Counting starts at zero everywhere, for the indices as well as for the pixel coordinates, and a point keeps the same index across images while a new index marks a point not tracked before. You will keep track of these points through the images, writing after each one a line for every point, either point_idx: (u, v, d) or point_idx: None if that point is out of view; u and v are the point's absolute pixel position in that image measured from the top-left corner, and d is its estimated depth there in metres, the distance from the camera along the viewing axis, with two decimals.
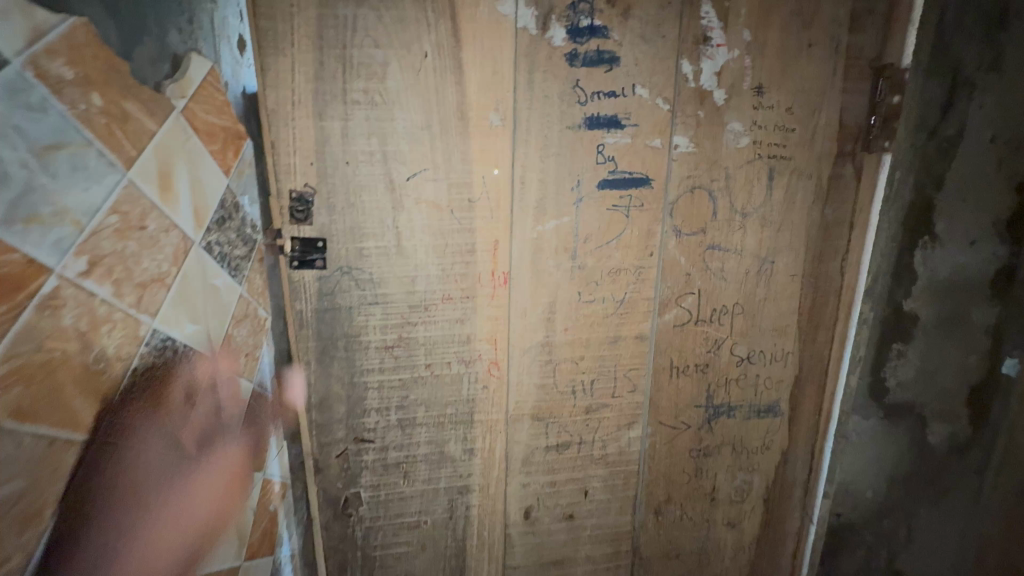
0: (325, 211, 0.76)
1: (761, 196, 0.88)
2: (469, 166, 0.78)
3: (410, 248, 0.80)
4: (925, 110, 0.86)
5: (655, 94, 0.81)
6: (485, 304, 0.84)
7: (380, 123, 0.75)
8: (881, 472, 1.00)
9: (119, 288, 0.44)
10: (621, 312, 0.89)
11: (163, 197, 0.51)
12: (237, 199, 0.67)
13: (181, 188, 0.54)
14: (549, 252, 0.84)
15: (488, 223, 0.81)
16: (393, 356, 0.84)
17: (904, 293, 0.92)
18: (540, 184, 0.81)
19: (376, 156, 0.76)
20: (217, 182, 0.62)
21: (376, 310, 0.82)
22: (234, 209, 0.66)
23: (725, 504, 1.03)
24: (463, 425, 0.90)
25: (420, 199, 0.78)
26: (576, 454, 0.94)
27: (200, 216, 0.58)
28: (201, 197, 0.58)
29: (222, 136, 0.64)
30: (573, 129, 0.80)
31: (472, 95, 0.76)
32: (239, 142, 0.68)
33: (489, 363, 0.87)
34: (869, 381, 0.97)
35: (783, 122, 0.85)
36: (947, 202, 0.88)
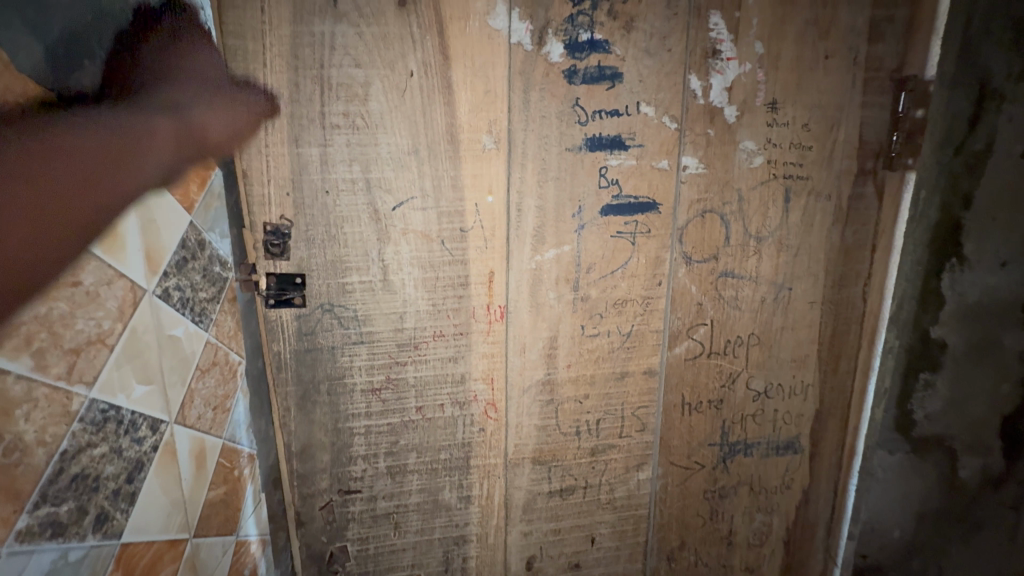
0: (303, 245, 0.70)
1: (777, 218, 0.81)
2: (460, 193, 0.72)
3: (397, 282, 0.73)
4: (949, 125, 0.78)
5: (662, 112, 0.75)
6: (481, 340, 0.78)
7: (362, 149, 0.68)
8: (906, 510, 0.91)
9: (42, 359, 0.41)
10: (627, 346, 0.82)
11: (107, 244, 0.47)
12: (204, 236, 0.62)
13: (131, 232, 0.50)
14: (549, 283, 0.77)
15: (482, 252, 0.75)
16: (381, 399, 0.77)
17: (931, 319, 0.83)
18: (538, 210, 0.74)
19: (358, 184, 0.69)
20: (177, 221, 0.57)
21: (361, 350, 0.75)
22: (199, 247, 0.61)
23: (743, 547, 0.96)
24: (458, 471, 0.83)
25: (408, 229, 0.72)
26: (582, 499, 0.87)
27: (155, 260, 0.53)
28: (156, 239, 0.53)
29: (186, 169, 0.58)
30: (573, 151, 0.73)
31: (463, 117, 0.70)
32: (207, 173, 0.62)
33: (485, 404, 0.81)
34: (895, 415, 0.88)
35: (798, 140, 0.79)
36: (976, 221, 0.79)
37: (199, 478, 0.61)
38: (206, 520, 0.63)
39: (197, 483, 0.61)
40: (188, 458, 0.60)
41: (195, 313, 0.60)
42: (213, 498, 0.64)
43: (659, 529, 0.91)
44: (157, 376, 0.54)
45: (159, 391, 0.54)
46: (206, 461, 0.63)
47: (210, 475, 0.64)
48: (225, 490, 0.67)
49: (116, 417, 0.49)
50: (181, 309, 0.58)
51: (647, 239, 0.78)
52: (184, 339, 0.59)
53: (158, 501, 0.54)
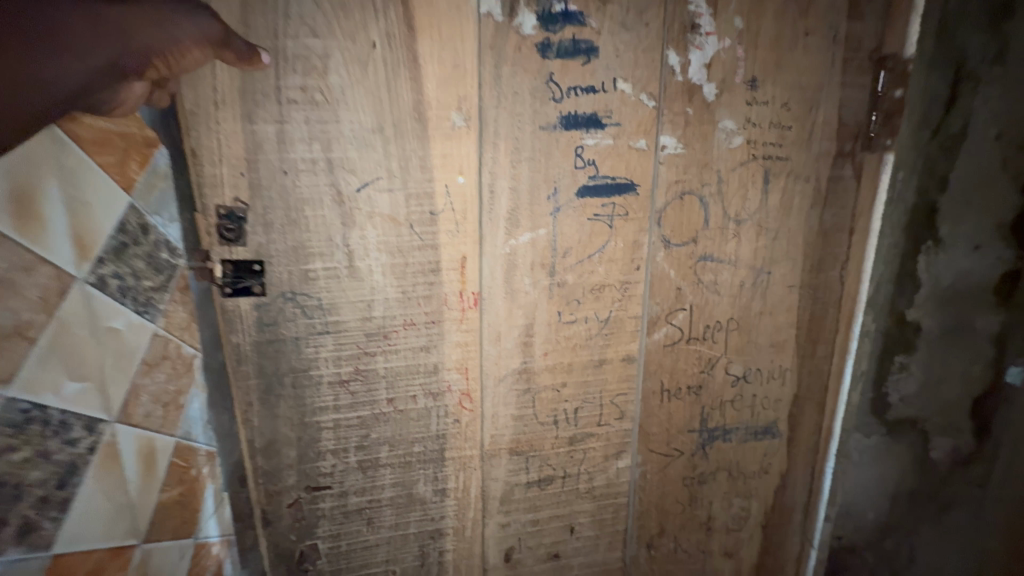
0: (261, 230, 0.65)
1: (756, 201, 0.80)
2: (429, 174, 0.68)
3: (364, 269, 0.70)
4: (927, 106, 0.77)
5: (639, 90, 0.72)
6: (454, 329, 0.75)
7: (322, 126, 0.64)
8: (881, 490, 0.91)
9: None
10: (606, 333, 0.80)
11: (24, 228, 0.47)
12: (146, 219, 0.60)
13: (54, 215, 0.49)
14: (524, 269, 0.74)
15: (454, 237, 0.71)
16: (350, 391, 0.74)
17: (907, 302, 0.83)
18: (512, 192, 0.71)
19: (319, 164, 0.65)
20: (117, 205, 0.56)
21: (327, 341, 0.71)
22: (142, 232, 0.59)
23: (721, 533, 0.96)
24: (433, 464, 0.80)
25: (374, 213, 0.68)
26: (560, 488, 0.86)
27: (87, 242, 0.52)
28: (90, 223, 0.53)
29: (121, 144, 0.57)
30: (547, 130, 0.70)
31: (431, 93, 0.66)
32: (148, 150, 0.60)
33: (460, 394, 0.78)
34: (872, 397, 0.88)
35: (778, 120, 0.77)
36: (950, 205, 0.79)
37: (148, 482, 0.62)
38: (158, 525, 0.65)
39: (146, 486, 0.62)
40: (135, 459, 0.60)
41: (139, 303, 0.59)
42: (164, 500, 0.65)
43: (638, 517, 0.90)
44: (95, 372, 0.54)
45: (96, 387, 0.54)
46: (156, 464, 0.63)
47: (162, 476, 0.64)
48: (179, 492, 0.68)
49: (42, 418, 0.49)
50: (122, 298, 0.57)
51: (625, 222, 0.76)
52: (127, 331, 0.58)
53: (99, 508, 0.55)
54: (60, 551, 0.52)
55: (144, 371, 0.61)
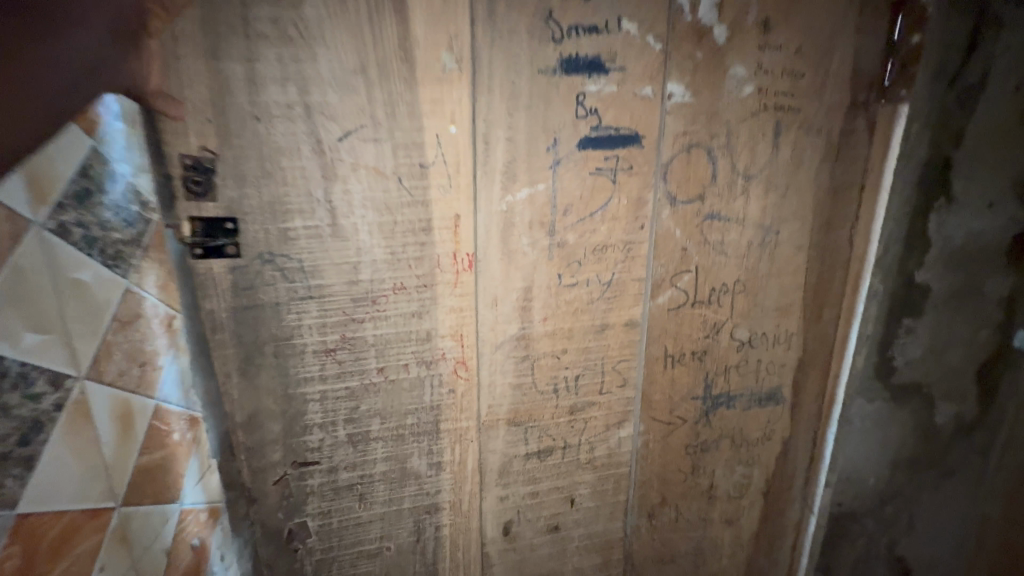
0: (232, 183, 0.59)
1: (766, 155, 0.75)
2: (418, 122, 0.62)
3: (348, 228, 0.64)
4: (945, 53, 0.72)
5: (645, 30, 0.66)
6: (448, 293, 0.70)
7: (297, 66, 0.57)
8: (882, 456, 0.89)
9: None
10: (608, 297, 0.76)
11: None
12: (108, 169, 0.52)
13: None
14: (522, 228, 0.69)
15: (446, 193, 0.66)
16: (337, 361, 0.69)
17: (916, 264, 0.80)
18: (509, 143, 0.66)
19: (296, 109, 0.59)
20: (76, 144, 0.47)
21: (310, 306, 0.66)
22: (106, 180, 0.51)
23: (723, 501, 0.94)
24: (427, 436, 0.76)
25: (358, 165, 0.62)
26: (560, 459, 0.83)
27: (43, 186, 0.43)
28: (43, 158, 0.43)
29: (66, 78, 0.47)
30: (546, 74, 0.64)
31: (418, 30, 0.59)
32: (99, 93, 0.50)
33: (455, 363, 0.73)
34: (876, 362, 0.85)
35: (791, 67, 0.72)
36: (962, 162, 0.76)
37: (125, 442, 0.53)
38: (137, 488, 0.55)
39: (123, 447, 0.53)
40: (111, 420, 0.51)
41: (109, 256, 0.51)
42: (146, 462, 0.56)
43: (639, 487, 0.88)
44: (56, 323, 0.45)
45: (63, 341, 0.45)
46: (135, 423, 0.54)
47: (142, 436, 0.56)
48: (162, 455, 0.59)
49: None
50: (88, 247, 0.48)
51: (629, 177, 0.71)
52: (95, 284, 0.49)
53: (67, 471, 0.46)
54: (25, 508, 0.42)
55: (117, 328, 0.52)
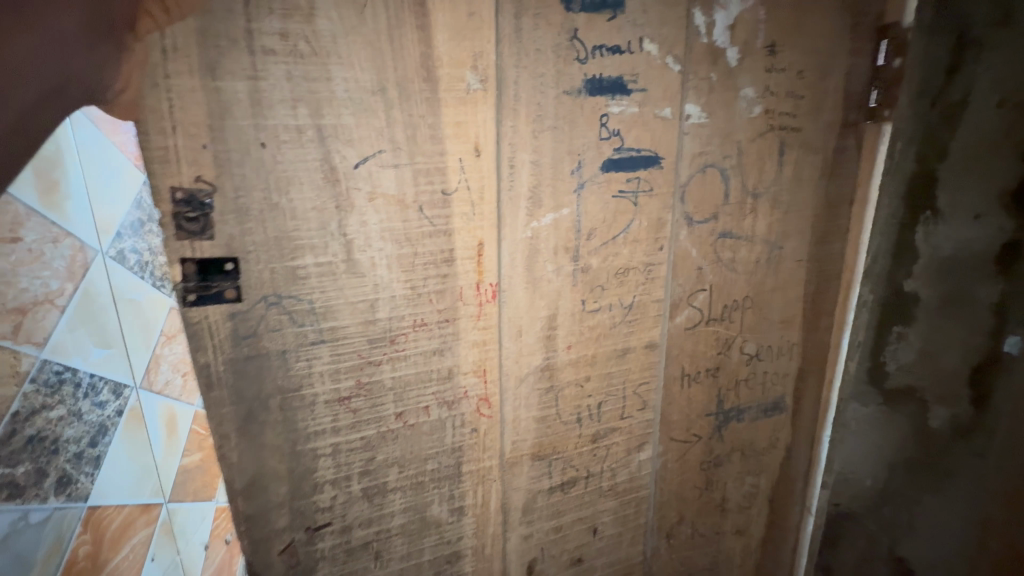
0: (233, 218, 0.51)
1: (772, 173, 0.77)
2: (441, 145, 0.57)
3: (365, 262, 0.58)
4: (929, 74, 0.75)
5: (665, 51, 0.65)
6: (470, 327, 0.65)
7: (309, 85, 0.51)
8: (880, 459, 0.91)
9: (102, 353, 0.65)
10: (630, 320, 0.74)
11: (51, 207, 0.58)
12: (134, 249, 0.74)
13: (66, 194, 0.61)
14: (547, 254, 0.66)
15: (469, 220, 0.61)
16: (351, 410, 0.62)
17: (906, 273, 0.83)
18: (534, 167, 0.62)
19: (306, 133, 0.52)
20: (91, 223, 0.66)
21: (322, 352, 0.59)
22: None
23: (734, 512, 0.95)
24: (449, 481, 0.70)
25: (376, 194, 0.56)
26: (584, 490, 0.79)
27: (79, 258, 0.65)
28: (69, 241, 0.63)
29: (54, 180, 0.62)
30: (571, 95, 0.62)
31: (441, 47, 0.55)
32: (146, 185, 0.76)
33: (477, 401, 0.68)
34: (869, 367, 0.88)
35: (793, 88, 0.74)
36: (950, 176, 0.77)
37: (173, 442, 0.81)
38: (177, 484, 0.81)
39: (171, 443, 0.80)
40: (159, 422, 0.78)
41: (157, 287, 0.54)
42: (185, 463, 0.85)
43: (659, 508, 0.87)
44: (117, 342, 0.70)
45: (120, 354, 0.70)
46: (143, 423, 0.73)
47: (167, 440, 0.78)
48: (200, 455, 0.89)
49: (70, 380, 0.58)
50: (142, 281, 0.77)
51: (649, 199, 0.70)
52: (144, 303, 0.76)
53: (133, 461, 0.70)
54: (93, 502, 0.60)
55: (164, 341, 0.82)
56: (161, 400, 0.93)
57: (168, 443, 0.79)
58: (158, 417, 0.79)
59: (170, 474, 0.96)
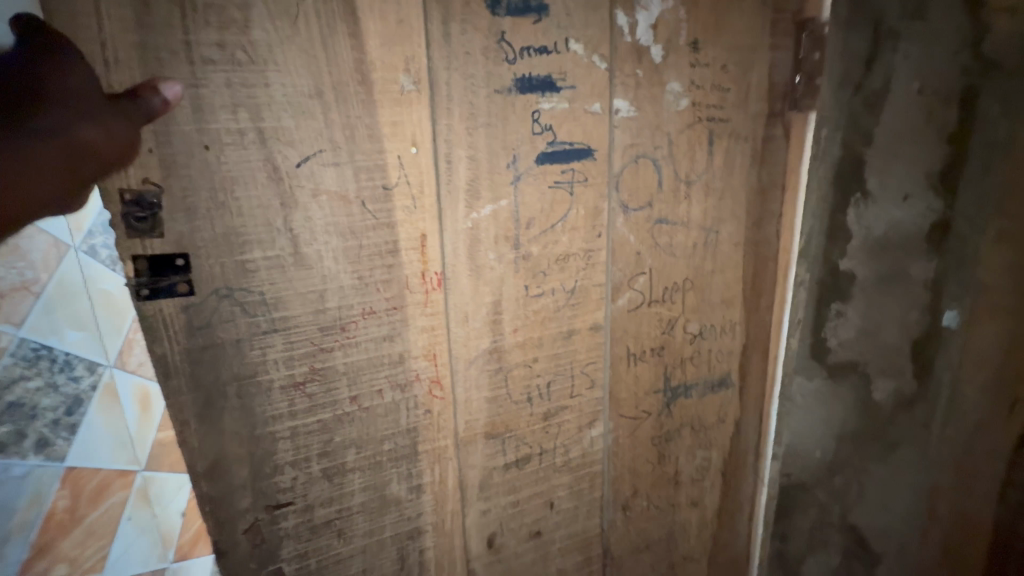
0: (182, 216, 0.55)
1: (704, 161, 0.82)
2: (378, 144, 0.62)
3: (313, 255, 0.62)
4: (849, 65, 0.82)
5: (591, 50, 0.70)
6: (418, 314, 0.69)
7: (248, 90, 0.55)
8: (826, 430, 0.99)
9: None
10: (573, 303, 0.79)
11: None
12: None
13: None
14: (488, 243, 0.71)
15: (411, 213, 0.65)
16: (307, 394, 0.66)
17: (840, 253, 0.89)
18: (470, 162, 0.67)
19: (249, 135, 0.56)
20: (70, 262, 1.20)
21: (275, 340, 0.63)
22: None
23: (688, 484, 1.00)
24: (406, 460, 0.75)
25: (319, 190, 0.60)
26: (538, 466, 0.84)
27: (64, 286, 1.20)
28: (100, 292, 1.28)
29: None
30: (502, 93, 0.66)
31: (373, 52, 0.59)
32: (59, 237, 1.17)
33: (429, 383, 0.73)
34: (811, 343, 0.95)
35: (718, 82, 0.79)
36: (868, 159, 0.84)
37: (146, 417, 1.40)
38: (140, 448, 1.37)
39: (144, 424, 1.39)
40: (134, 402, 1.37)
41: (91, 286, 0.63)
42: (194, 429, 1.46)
43: (613, 482, 0.92)
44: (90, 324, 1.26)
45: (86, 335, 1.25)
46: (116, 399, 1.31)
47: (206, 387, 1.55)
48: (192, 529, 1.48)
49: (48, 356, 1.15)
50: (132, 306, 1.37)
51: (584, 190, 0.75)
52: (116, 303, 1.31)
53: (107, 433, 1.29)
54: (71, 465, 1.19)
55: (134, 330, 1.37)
56: (127, 377, 1.35)
57: (140, 417, 1.38)
58: (133, 394, 1.37)
59: (163, 437, 1.44)
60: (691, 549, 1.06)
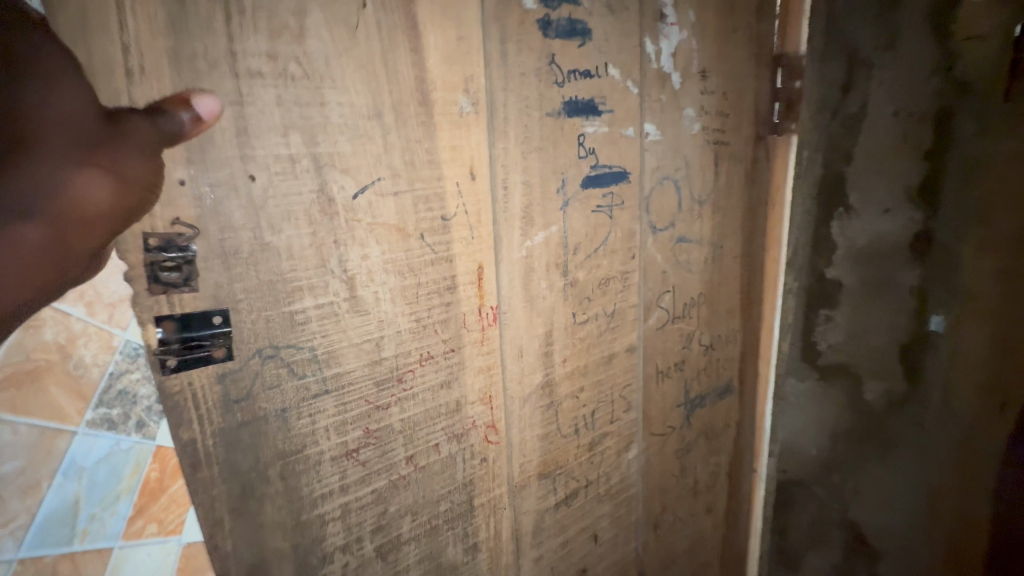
0: (218, 264, 0.44)
1: (712, 181, 0.87)
2: (438, 170, 0.55)
3: (369, 299, 0.53)
4: (824, 93, 0.89)
5: (625, 75, 0.70)
6: (475, 354, 0.63)
7: (303, 110, 0.46)
8: (823, 429, 1.02)
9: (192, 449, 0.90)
10: (612, 326, 0.78)
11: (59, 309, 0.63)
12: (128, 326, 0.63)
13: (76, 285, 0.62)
14: (540, 271, 0.67)
15: (469, 244, 0.60)
16: (361, 462, 0.56)
17: (826, 262, 0.95)
18: (525, 187, 0.63)
19: (302, 162, 0.47)
20: None
21: (327, 404, 0.53)
22: None
23: (703, 492, 1.03)
24: (462, 518, 0.67)
25: (376, 222, 0.52)
26: (584, 499, 0.81)
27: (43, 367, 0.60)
28: None
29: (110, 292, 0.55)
30: (552, 116, 0.64)
31: (434, 70, 0.53)
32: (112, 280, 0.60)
33: (485, 429, 0.66)
34: (802, 346, 1.01)
35: (721, 108, 0.85)
36: (848, 173, 0.89)
37: None
38: None
39: None
40: None
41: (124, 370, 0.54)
42: None
43: (645, 504, 0.91)
44: None
45: None
46: None
47: None
48: None
49: None
50: None
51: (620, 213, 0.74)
52: None
53: None
54: None
55: None
56: None
57: None
58: None
59: None
60: (707, 555, 1.08)
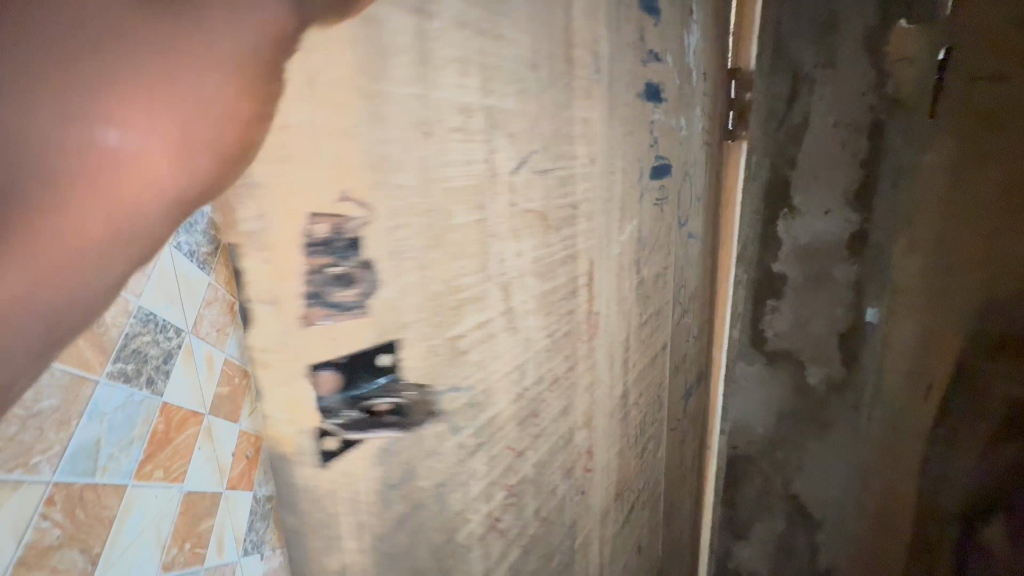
0: (384, 270, 0.28)
1: (704, 180, 0.91)
2: (573, 147, 0.45)
3: (519, 311, 0.40)
4: (772, 104, 1.02)
5: (675, 68, 0.69)
6: (584, 370, 0.53)
7: (478, 43, 0.32)
8: (769, 409, 1.18)
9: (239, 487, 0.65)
10: (658, 325, 0.75)
11: None
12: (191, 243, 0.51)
13: None
14: (626, 270, 0.60)
15: (588, 238, 0.50)
16: (502, 533, 0.42)
17: (773, 257, 1.09)
18: (622, 175, 0.56)
19: (477, 119, 0.32)
20: None
21: (477, 463, 0.37)
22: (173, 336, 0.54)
23: (688, 478, 1.08)
24: (567, 568, 0.56)
25: (528, 210, 0.40)
26: (637, 512, 0.76)
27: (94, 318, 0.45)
28: None
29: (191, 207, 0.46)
30: (639, 98, 0.58)
31: (574, 21, 0.43)
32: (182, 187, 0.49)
33: (586, 457, 0.57)
34: (750, 333, 1.15)
35: (710, 111, 0.90)
36: (796, 180, 1.04)
37: None
38: None
39: None
40: None
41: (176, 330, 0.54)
42: None
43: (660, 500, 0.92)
44: None
45: None
46: None
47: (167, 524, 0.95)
48: None
49: None
50: None
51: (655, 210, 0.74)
52: None
53: None
54: None
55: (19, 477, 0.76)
56: None
57: None
58: None
59: None
60: (686, 536, 1.15)
